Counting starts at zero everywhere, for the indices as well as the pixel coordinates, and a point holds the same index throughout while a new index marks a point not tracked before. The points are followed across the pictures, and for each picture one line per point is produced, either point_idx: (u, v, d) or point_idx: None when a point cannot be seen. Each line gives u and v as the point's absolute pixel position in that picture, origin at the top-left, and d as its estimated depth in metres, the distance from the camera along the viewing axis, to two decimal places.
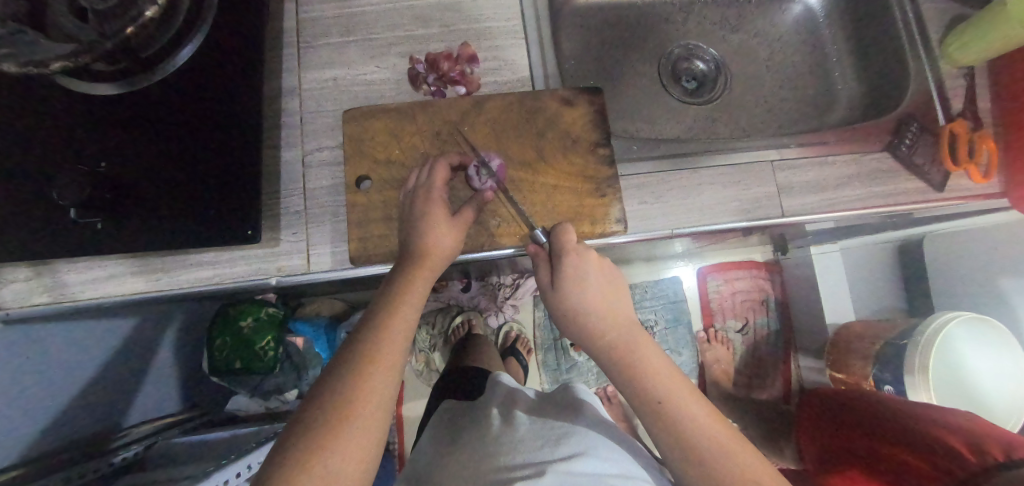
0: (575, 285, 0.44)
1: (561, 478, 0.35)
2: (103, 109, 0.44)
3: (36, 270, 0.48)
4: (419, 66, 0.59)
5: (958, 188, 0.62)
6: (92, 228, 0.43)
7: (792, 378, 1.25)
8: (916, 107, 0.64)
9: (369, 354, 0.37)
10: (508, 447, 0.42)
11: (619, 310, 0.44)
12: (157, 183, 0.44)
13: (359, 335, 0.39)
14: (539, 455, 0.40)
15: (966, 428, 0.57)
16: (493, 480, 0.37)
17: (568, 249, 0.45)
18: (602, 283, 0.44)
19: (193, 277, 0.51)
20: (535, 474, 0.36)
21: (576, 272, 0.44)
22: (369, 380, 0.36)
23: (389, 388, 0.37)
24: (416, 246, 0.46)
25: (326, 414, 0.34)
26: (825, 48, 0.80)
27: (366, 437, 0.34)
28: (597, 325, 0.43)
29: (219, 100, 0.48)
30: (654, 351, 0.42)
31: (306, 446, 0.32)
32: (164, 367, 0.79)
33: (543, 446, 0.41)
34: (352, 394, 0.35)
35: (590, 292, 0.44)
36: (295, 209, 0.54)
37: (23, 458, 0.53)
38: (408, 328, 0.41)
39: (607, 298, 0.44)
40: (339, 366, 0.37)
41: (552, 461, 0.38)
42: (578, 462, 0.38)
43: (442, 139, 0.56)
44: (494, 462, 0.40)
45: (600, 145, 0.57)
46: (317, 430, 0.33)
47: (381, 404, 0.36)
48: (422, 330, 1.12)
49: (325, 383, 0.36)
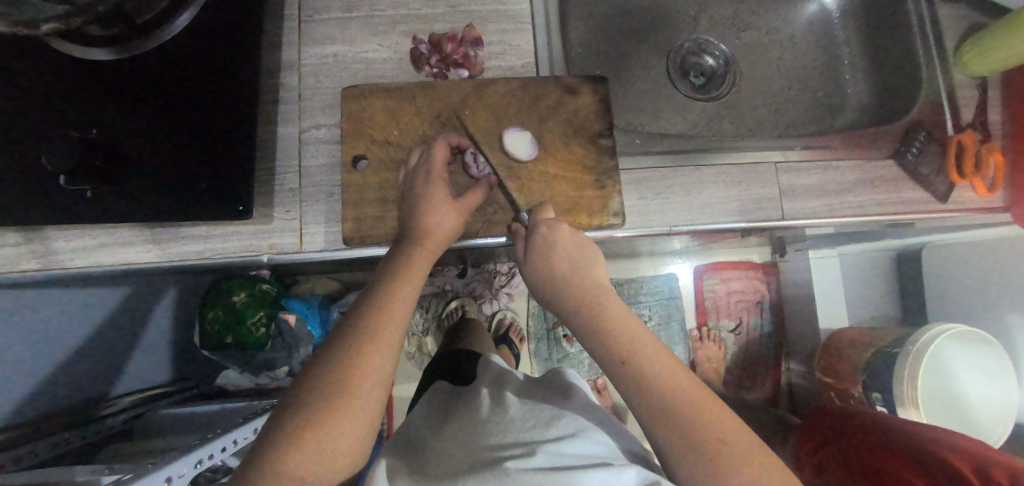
0: (542, 251, 0.45)
1: (552, 460, 0.33)
2: (95, 73, 0.43)
3: (25, 236, 0.48)
4: (422, 46, 0.58)
5: (962, 200, 0.62)
6: (82, 195, 0.42)
7: (781, 381, 1.27)
8: (927, 115, 0.63)
9: (367, 336, 0.37)
10: (496, 427, 0.39)
11: (591, 273, 0.44)
12: (151, 153, 0.43)
13: (355, 316, 0.39)
14: (529, 434, 0.37)
15: (971, 449, 0.56)
16: (479, 459, 0.35)
17: (539, 222, 0.47)
18: (570, 250, 0.45)
19: (185, 250, 0.51)
20: (525, 453, 0.34)
21: (545, 240, 0.45)
22: (367, 358, 0.36)
23: (383, 374, 0.36)
24: (414, 226, 0.46)
25: (316, 395, 0.33)
26: (838, 49, 0.78)
27: (362, 418, 0.34)
28: (566, 291, 0.44)
29: (217, 72, 0.47)
30: (622, 312, 0.42)
31: (301, 423, 0.32)
32: (155, 339, 0.79)
33: (533, 426, 0.38)
34: (348, 374, 0.35)
35: (555, 259, 0.44)
36: (289, 186, 0.53)
37: (12, 422, 0.53)
38: (405, 309, 0.41)
39: (573, 262, 0.44)
40: (336, 345, 0.37)
41: (543, 441, 0.36)
42: (568, 444, 0.36)
43: (441, 121, 0.55)
44: (482, 440, 0.37)
45: (602, 136, 0.56)
46: (306, 410, 0.33)
47: (377, 387, 0.35)
48: (416, 314, 1.12)
49: (321, 362, 0.36)
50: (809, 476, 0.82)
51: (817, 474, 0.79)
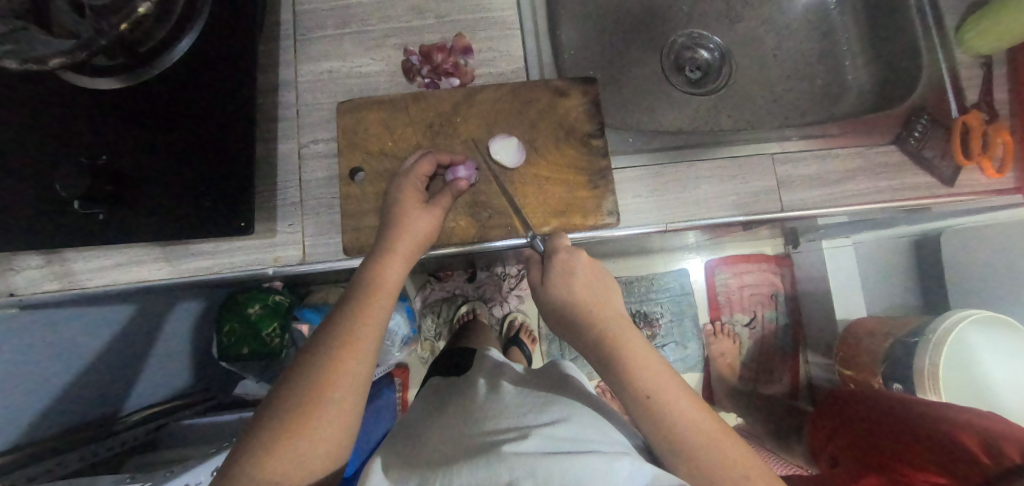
0: (563, 279, 0.45)
1: (545, 442, 0.33)
2: (103, 102, 0.45)
3: (47, 258, 0.51)
4: (413, 58, 0.59)
5: (968, 183, 0.60)
6: (95, 218, 0.44)
7: (800, 375, 1.24)
8: (929, 98, 0.61)
9: (345, 340, 0.38)
10: (491, 414, 0.39)
11: (608, 304, 0.44)
12: (155, 173, 0.46)
13: (334, 321, 0.41)
14: (521, 419, 0.37)
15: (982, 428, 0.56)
16: (474, 444, 0.35)
17: (557, 250, 0.45)
18: (589, 279, 0.45)
19: (194, 265, 0.53)
20: (519, 437, 0.33)
21: (565, 268, 0.45)
22: (344, 362, 0.37)
23: (362, 377, 0.38)
24: (392, 224, 0.47)
25: (297, 400, 0.35)
26: (836, 35, 0.77)
27: (340, 419, 0.35)
28: (587, 320, 0.43)
29: (215, 96, 0.49)
30: (642, 343, 0.42)
31: (282, 428, 0.34)
32: (172, 352, 0.82)
33: (526, 411, 0.38)
34: (326, 377, 0.36)
35: (577, 289, 0.44)
36: (290, 201, 0.55)
37: (38, 437, 0.56)
38: (383, 312, 0.42)
39: (593, 292, 0.44)
40: (315, 349, 0.38)
41: (536, 425, 0.35)
42: (562, 428, 0.35)
43: (434, 130, 0.56)
44: (476, 427, 0.37)
45: (594, 136, 0.57)
46: (288, 415, 0.34)
47: (354, 388, 0.37)
48: (427, 318, 1.14)
49: (301, 366, 0.37)
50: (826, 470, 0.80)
51: (834, 466, 0.78)
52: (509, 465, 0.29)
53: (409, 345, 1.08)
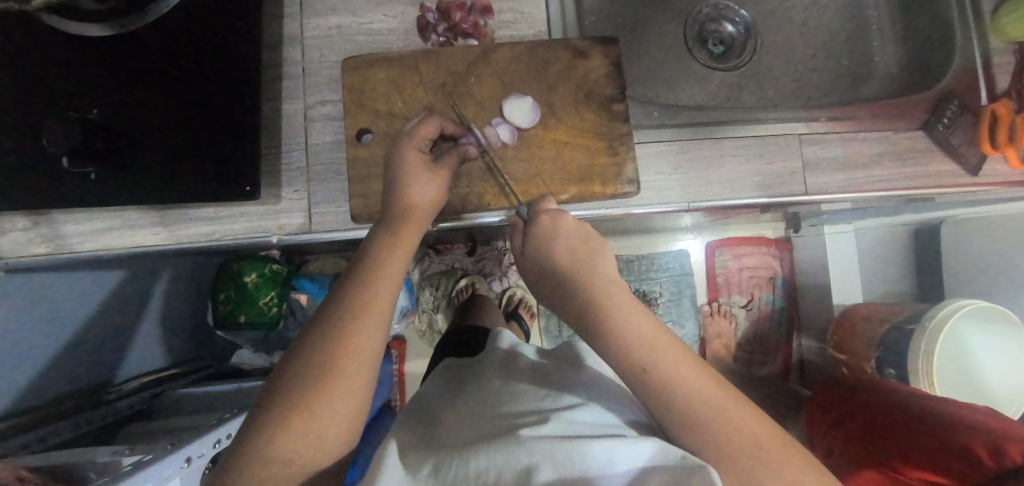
0: (548, 241, 0.42)
1: (567, 426, 0.30)
2: (90, 51, 0.41)
3: (32, 220, 0.48)
4: (429, 14, 0.55)
5: (991, 173, 0.59)
6: (86, 177, 0.41)
7: (793, 355, 1.26)
8: (960, 83, 0.59)
9: (354, 309, 0.36)
10: (507, 398, 0.36)
11: (599, 266, 0.41)
12: (151, 129, 0.43)
13: (342, 289, 0.38)
14: (541, 403, 0.34)
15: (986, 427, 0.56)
16: (490, 429, 0.32)
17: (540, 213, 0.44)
18: (575, 242, 0.42)
19: (193, 231, 0.51)
20: (538, 421, 0.30)
21: (550, 231, 0.42)
22: (355, 333, 0.35)
23: (375, 347, 0.36)
24: (397, 195, 0.44)
25: (307, 373, 0.33)
26: (868, 10, 0.73)
27: (353, 396, 0.33)
28: (571, 286, 0.40)
29: (213, 47, 0.46)
30: (636, 307, 0.39)
31: (290, 404, 0.31)
32: (165, 320, 0.80)
33: (546, 394, 0.35)
34: (337, 351, 0.34)
35: (562, 254, 0.41)
36: (296, 166, 0.52)
37: (28, 406, 0.55)
38: (392, 283, 0.40)
39: (577, 255, 0.41)
40: (323, 321, 0.36)
41: (555, 409, 0.33)
42: (580, 412, 0.32)
43: (447, 91, 0.53)
44: (494, 411, 0.34)
45: (614, 101, 0.54)
46: (297, 391, 0.32)
47: (367, 361, 0.35)
48: (426, 291, 1.12)
49: (307, 343, 0.35)
50: (820, 458, 0.82)
51: (828, 456, 0.80)
52: (528, 448, 0.26)
53: (408, 317, 1.07)
